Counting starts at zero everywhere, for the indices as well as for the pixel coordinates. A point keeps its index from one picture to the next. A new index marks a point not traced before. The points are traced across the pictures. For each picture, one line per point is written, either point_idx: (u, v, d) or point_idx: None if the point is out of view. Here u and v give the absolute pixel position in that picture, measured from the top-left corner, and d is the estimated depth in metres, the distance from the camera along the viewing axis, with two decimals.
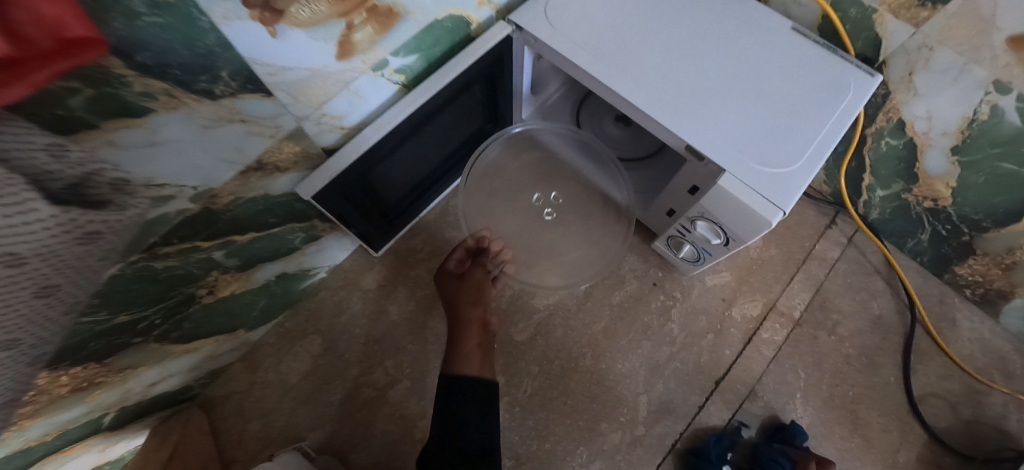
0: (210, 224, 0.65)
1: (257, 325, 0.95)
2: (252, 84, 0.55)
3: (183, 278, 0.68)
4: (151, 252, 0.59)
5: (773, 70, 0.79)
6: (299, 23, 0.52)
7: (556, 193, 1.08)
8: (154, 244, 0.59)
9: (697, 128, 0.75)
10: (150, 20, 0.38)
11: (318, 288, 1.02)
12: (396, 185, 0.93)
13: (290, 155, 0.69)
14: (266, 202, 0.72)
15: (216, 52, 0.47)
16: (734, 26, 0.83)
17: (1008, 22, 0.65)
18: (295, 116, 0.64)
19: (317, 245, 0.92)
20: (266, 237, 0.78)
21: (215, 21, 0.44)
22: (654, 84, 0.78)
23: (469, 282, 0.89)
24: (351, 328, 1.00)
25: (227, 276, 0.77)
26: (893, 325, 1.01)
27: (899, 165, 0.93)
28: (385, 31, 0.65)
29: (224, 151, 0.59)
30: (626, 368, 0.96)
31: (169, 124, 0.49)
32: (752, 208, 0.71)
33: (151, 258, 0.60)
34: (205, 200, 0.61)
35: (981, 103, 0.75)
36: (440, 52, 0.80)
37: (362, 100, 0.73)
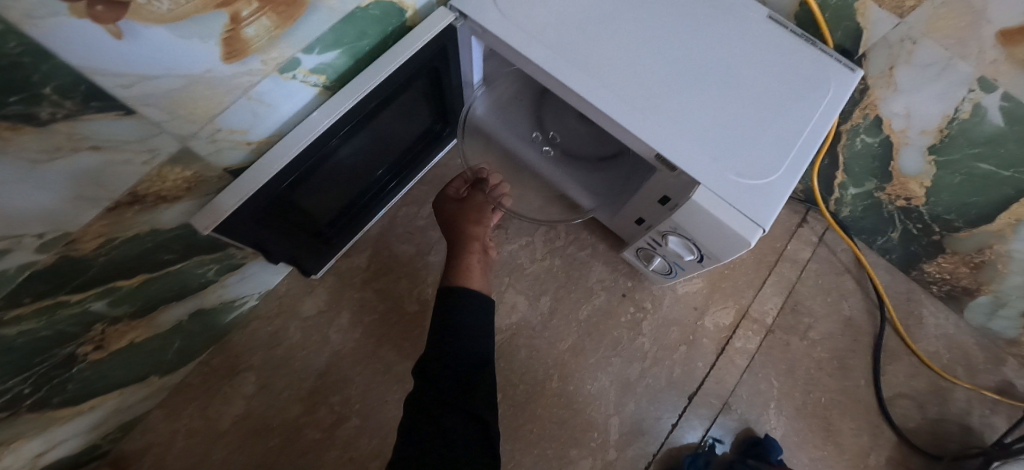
0: (77, 275, 0.51)
1: (176, 367, 0.82)
2: (99, 101, 0.39)
3: (53, 339, 0.54)
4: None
5: (748, 64, 0.71)
6: (157, 18, 0.38)
7: (557, 128, 0.91)
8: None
9: (667, 134, 0.66)
10: None
11: (248, 318, 0.90)
12: (330, 201, 0.80)
13: (177, 181, 0.55)
14: (156, 240, 0.58)
15: (24, 63, 0.32)
16: (706, 14, 0.74)
17: (1001, 14, 0.59)
18: (176, 135, 0.50)
19: (239, 274, 0.79)
20: (165, 276, 0.64)
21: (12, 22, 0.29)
22: (621, 82, 0.68)
23: (469, 208, 0.87)
24: (289, 361, 0.88)
25: (116, 328, 0.63)
26: (863, 326, 0.98)
27: (874, 163, 0.89)
28: (289, 23, 0.51)
29: (74, 185, 0.43)
30: (595, 388, 0.90)
31: None
32: (729, 226, 0.63)
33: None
34: (62, 248, 0.47)
35: (963, 101, 0.70)
36: (370, 45, 0.67)
37: (271, 108, 0.59)
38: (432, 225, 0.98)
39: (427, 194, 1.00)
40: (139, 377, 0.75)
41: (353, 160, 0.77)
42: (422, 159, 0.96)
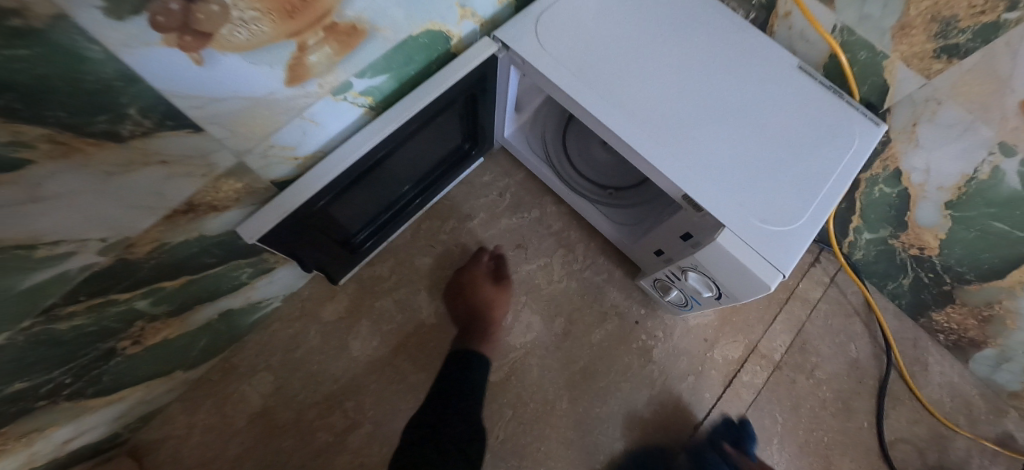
0: (128, 275, 0.54)
1: (199, 363, 0.84)
2: (173, 120, 0.44)
3: (98, 335, 0.57)
4: (50, 314, 0.49)
5: (776, 110, 0.75)
6: (234, 47, 0.43)
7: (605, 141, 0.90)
8: (53, 305, 0.49)
9: (697, 175, 0.70)
10: (10, 56, 0.30)
11: (270, 319, 0.92)
12: (363, 212, 0.83)
13: (229, 193, 0.57)
14: (201, 245, 0.60)
15: (116, 88, 0.38)
16: (736, 57, 0.79)
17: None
18: (233, 151, 0.53)
19: (269, 278, 0.82)
20: (204, 278, 0.67)
21: (111, 50, 0.35)
22: (654, 122, 0.72)
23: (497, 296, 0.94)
24: (307, 364, 0.90)
25: (154, 324, 0.65)
26: (869, 369, 1.00)
27: (890, 211, 0.91)
28: (346, 51, 0.56)
29: (140, 197, 0.48)
30: (603, 411, 0.92)
31: (58, 177, 0.39)
32: (752, 270, 0.65)
33: (49, 322, 0.50)
34: (119, 251, 0.51)
35: (983, 163, 0.72)
36: (413, 71, 0.70)
37: (319, 127, 0.61)
38: (453, 241, 1.00)
39: (450, 209, 1.03)
40: (165, 372, 0.77)
41: (395, 175, 0.81)
42: (451, 174, 0.98)
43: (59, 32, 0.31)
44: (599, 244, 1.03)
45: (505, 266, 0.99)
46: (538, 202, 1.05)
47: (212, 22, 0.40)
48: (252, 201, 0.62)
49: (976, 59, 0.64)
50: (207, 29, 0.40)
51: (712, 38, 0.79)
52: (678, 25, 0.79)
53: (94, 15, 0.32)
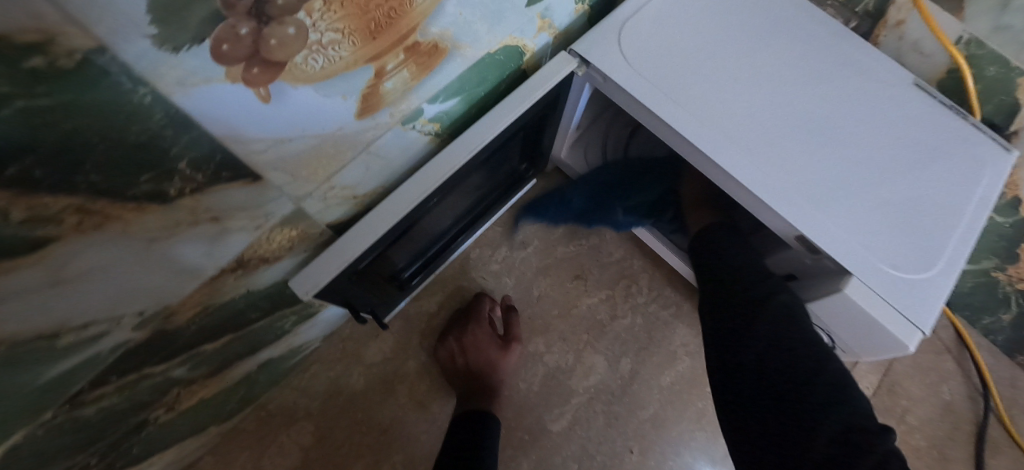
0: (167, 345, 0.46)
1: (233, 414, 0.75)
2: (230, 171, 0.35)
3: (130, 409, 0.49)
4: (74, 401, 0.41)
5: (894, 133, 0.65)
6: (310, 78, 0.34)
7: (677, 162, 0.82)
8: (80, 391, 0.40)
9: (812, 211, 0.60)
10: (27, 107, 0.21)
11: (309, 362, 0.83)
12: (415, 246, 0.73)
13: (281, 242, 0.48)
14: (247, 301, 0.51)
15: (167, 136, 0.29)
16: (842, 71, 0.69)
17: None
18: (292, 197, 0.44)
19: (312, 322, 0.72)
20: (247, 333, 0.58)
21: (161, 91, 0.26)
22: (758, 148, 0.63)
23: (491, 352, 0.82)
24: (350, 412, 0.81)
25: (190, 388, 0.57)
26: (964, 413, 0.91)
27: (997, 241, 0.81)
28: (424, 74, 0.46)
29: (186, 260, 0.39)
30: (677, 464, 0.82)
31: (91, 251, 0.30)
32: (882, 324, 0.56)
33: (74, 409, 0.41)
34: (157, 322, 0.42)
35: None
36: (485, 91, 0.61)
37: (384, 160, 0.52)
38: (506, 272, 0.91)
39: (501, 237, 0.93)
40: (197, 430, 0.68)
41: (450, 205, 0.72)
42: (504, 199, 0.88)
43: (97, 69, 0.22)
44: (665, 274, 0.93)
45: (563, 300, 0.90)
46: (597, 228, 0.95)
47: (284, 49, 0.31)
48: (305, 248, 0.53)
49: None
50: (279, 58, 0.31)
51: (814, 50, 0.70)
52: (774, 35, 0.70)
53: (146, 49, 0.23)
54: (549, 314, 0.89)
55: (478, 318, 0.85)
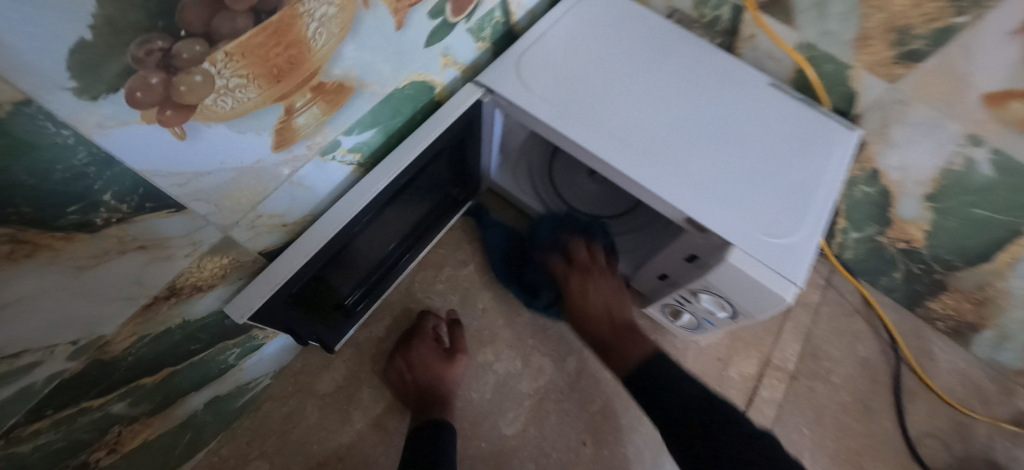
0: (105, 377, 0.48)
1: (182, 461, 0.74)
2: (154, 201, 0.40)
3: (70, 448, 0.51)
4: (9, 438, 0.42)
5: (758, 126, 0.77)
6: (221, 118, 0.40)
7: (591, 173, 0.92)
8: (16, 426, 0.42)
9: (696, 197, 0.69)
10: None
11: (261, 400, 0.84)
12: (355, 273, 0.78)
13: (214, 270, 0.53)
14: (185, 332, 0.55)
15: (91, 173, 0.34)
16: (711, 79, 0.81)
17: (985, 82, 0.65)
18: (219, 226, 0.49)
19: (257, 358, 0.74)
20: (190, 366, 0.61)
21: (83, 133, 0.31)
22: (646, 148, 0.72)
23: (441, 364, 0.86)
24: (307, 444, 0.82)
25: (132, 427, 0.58)
26: (879, 366, 1.00)
27: (875, 209, 0.94)
28: (335, 110, 0.54)
29: (118, 288, 0.43)
30: (629, 450, 0.87)
31: (21, 279, 0.34)
32: (765, 286, 0.64)
33: (9, 446, 0.43)
34: (91, 353, 0.45)
35: (954, 155, 0.76)
36: (400, 123, 0.69)
37: (308, 189, 0.58)
38: (451, 290, 0.96)
39: (444, 257, 0.99)
40: None
41: (383, 230, 0.77)
42: (442, 222, 0.95)
43: (25, 115, 0.27)
44: None
45: (508, 309, 0.96)
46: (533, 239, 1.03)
47: (197, 93, 0.36)
48: (239, 276, 0.57)
49: (935, 61, 0.67)
50: (192, 101, 0.37)
51: (686, 65, 0.82)
52: (652, 55, 0.82)
53: (65, 98, 0.28)
54: (496, 324, 0.94)
55: (421, 334, 0.89)
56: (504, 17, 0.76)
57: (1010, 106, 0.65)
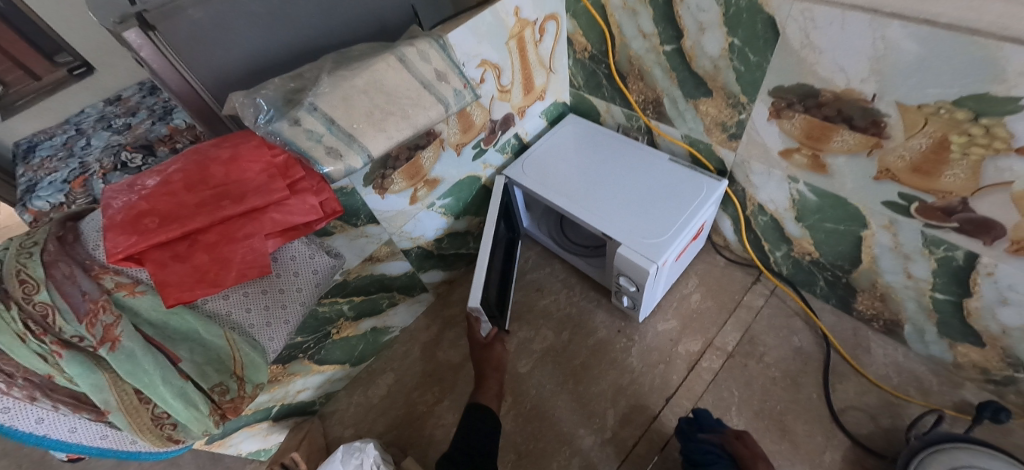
0: (344, 289, 1.25)
1: (356, 363, 1.49)
2: (372, 219, 1.19)
3: (328, 320, 1.25)
4: (320, 301, 1.18)
5: (655, 184, 1.34)
6: (394, 192, 1.19)
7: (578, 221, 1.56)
8: (321, 297, 1.18)
9: (605, 221, 1.26)
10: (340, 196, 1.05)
11: (394, 342, 1.58)
12: (495, 290, 1.38)
13: (384, 252, 1.31)
14: (370, 279, 1.33)
15: (360, 207, 1.13)
16: (634, 161, 1.42)
17: (774, 145, 1.15)
18: (389, 233, 1.28)
19: (395, 310, 1.50)
20: (368, 300, 1.37)
21: (363, 195, 1.11)
22: (583, 199, 1.33)
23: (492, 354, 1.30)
24: (413, 367, 1.52)
25: (344, 323, 1.33)
26: (812, 353, 1.31)
27: (776, 232, 1.34)
28: (433, 189, 1.32)
29: (357, 251, 1.22)
30: (597, 388, 1.35)
31: (337, 239, 1.13)
32: (638, 264, 1.17)
33: (320, 304, 1.18)
34: (344, 275, 1.22)
35: (791, 190, 1.20)
36: (464, 194, 1.46)
37: (421, 222, 1.36)
38: None
39: None
40: (341, 361, 1.41)
41: (499, 262, 1.39)
42: (514, 256, 1.57)
43: (354, 191, 1.08)
44: (591, 284, 1.58)
45: (530, 302, 1.58)
46: (550, 262, 1.66)
47: (389, 184, 1.16)
48: (391, 258, 1.35)
49: (746, 139, 1.21)
50: (387, 186, 1.16)
51: (620, 155, 1.44)
52: (600, 151, 1.47)
53: (361, 185, 1.08)
54: (522, 310, 1.56)
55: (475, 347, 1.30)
56: (516, 141, 1.51)
57: (794, 157, 1.13)
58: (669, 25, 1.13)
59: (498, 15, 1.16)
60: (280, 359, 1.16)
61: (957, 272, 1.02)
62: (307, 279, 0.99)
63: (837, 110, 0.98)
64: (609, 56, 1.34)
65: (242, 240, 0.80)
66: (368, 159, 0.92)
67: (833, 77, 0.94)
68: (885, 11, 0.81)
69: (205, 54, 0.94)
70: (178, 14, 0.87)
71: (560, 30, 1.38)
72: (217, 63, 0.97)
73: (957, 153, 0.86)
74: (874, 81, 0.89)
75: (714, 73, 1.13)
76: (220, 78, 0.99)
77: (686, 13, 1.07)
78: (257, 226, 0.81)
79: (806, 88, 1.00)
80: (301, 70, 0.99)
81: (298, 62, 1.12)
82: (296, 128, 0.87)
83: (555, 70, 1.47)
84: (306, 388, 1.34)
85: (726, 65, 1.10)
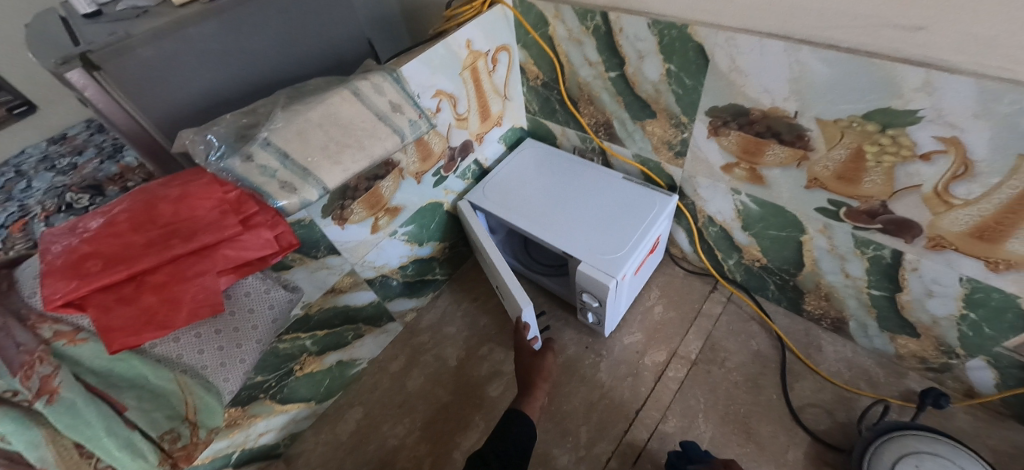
0: (306, 323, 1.23)
1: (323, 399, 1.44)
2: (333, 250, 1.19)
3: (290, 356, 1.22)
4: (280, 336, 1.15)
5: (611, 202, 1.39)
6: (355, 221, 1.19)
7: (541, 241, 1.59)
8: (281, 332, 1.15)
9: (565, 240, 1.30)
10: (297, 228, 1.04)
11: (361, 375, 1.54)
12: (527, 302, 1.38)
13: (347, 283, 1.30)
14: (334, 311, 1.30)
15: (319, 238, 1.13)
16: (590, 181, 1.47)
17: (716, 160, 1.23)
18: (351, 263, 1.27)
19: (361, 342, 1.47)
20: (332, 333, 1.34)
21: (321, 226, 1.11)
22: (544, 220, 1.37)
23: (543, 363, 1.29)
24: (383, 399, 1.48)
25: (308, 358, 1.29)
26: (769, 355, 1.37)
27: (726, 241, 1.41)
28: (394, 217, 1.33)
29: (318, 283, 1.20)
30: (569, 406, 1.36)
31: (296, 272, 1.12)
32: (599, 280, 1.20)
33: (279, 340, 1.16)
34: (305, 309, 1.20)
35: (734, 201, 1.28)
36: (428, 220, 1.47)
37: (384, 250, 1.36)
38: (466, 315, 1.63)
39: (464, 297, 1.68)
40: (306, 399, 1.37)
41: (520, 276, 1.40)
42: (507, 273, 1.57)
43: (312, 222, 1.08)
44: (558, 302, 1.61)
45: (499, 324, 1.59)
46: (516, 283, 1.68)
47: (348, 214, 1.16)
48: (355, 289, 1.34)
49: (691, 156, 1.28)
50: (347, 216, 1.16)
51: (577, 175, 1.50)
52: (558, 173, 1.52)
53: (319, 217, 1.09)
54: (491, 333, 1.57)
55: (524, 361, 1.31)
56: (477, 166, 1.55)
57: (735, 171, 1.21)
58: (611, 53, 1.21)
59: (451, 48, 1.21)
60: (237, 401, 1.11)
61: (887, 269, 1.11)
62: (261, 317, 0.94)
63: (766, 127, 1.06)
64: (560, 83, 1.41)
65: (193, 278, 0.77)
66: (324, 191, 0.93)
67: (760, 97, 1.03)
68: (796, 39, 0.90)
69: (156, 92, 0.93)
70: (127, 53, 0.87)
71: (512, 60, 1.45)
72: (167, 101, 0.96)
73: (872, 161, 0.95)
74: (795, 100, 0.98)
75: (656, 96, 1.21)
76: (171, 116, 0.98)
77: (626, 43, 1.15)
78: (209, 264, 0.79)
79: (738, 107, 1.08)
80: (254, 106, 0.99)
81: (253, 98, 1.12)
82: (248, 165, 0.87)
83: (510, 98, 1.52)
84: (268, 431, 1.28)
85: (666, 89, 1.17)
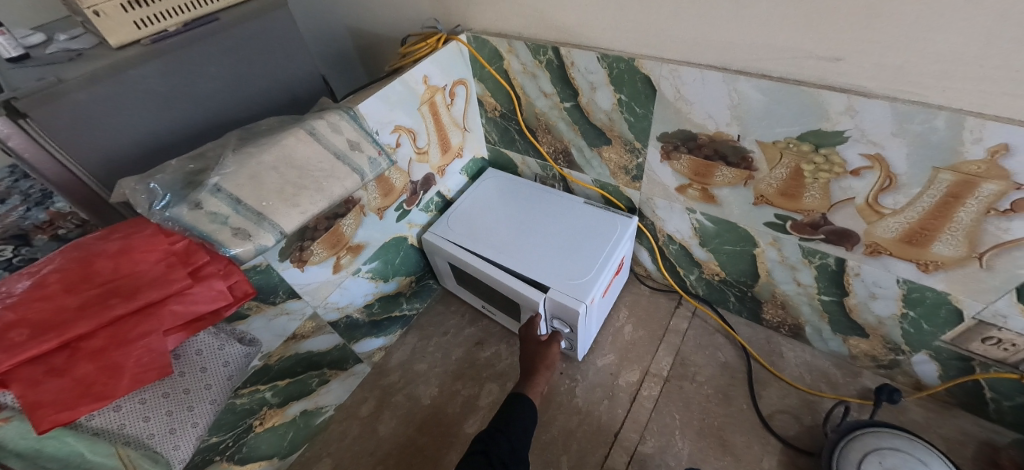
0: (266, 374, 1.15)
1: (286, 455, 1.35)
2: (293, 294, 1.13)
3: (249, 411, 1.13)
4: (236, 391, 1.08)
5: (574, 227, 1.42)
6: (315, 263, 1.15)
7: None
8: (237, 387, 1.08)
9: (532, 267, 1.31)
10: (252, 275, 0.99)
11: (328, 423, 1.46)
12: None
13: (309, 327, 1.24)
14: (296, 357, 1.23)
15: (277, 283, 1.07)
16: (553, 207, 1.50)
17: (670, 182, 1.29)
18: (312, 306, 1.22)
19: (326, 387, 1.40)
20: (295, 382, 1.27)
21: (279, 270, 1.06)
22: (509, 248, 1.37)
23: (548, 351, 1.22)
24: (352, 448, 1.40)
25: (269, 411, 1.21)
26: (736, 366, 1.42)
27: (686, 258, 1.46)
28: (357, 255, 1.29)
29: (277, 330, 1.14)
30: (547, 436, 1.34)
31: (253, 321, 1.06)
32: (568, 305, 1.21)
33: (236, 396, 1.08)
34: (265, 358, 1.13)
35: (691, 220, 1.34)
36: (392, 255, 1.44)
37: (348, 290, 1.32)
38: (437, 350, 1.59)
39: (434, 331, 1.64)
40: (268, 456, 1.27)
41: None
42: None
43: (268, 267, 1.03)
44: None
45: (471, 356, 1.56)
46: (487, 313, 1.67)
47: (309, 256, 1.12)
48: (318, 332, 1.28)
49: (646, 180, 1.34)
50: (307, 258, 1.12)
51: (539, 202, 1.52)
52: (520, 200, 1.54)
53: (276, 261, 1.04)
54: (464, 366, 1.53)
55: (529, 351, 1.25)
56: (440, 198, 1.55)
57: (688, 191, 1.28)
58: (565, 85, 1.25)
59: (408, 84, 1.22)
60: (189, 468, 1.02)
61: (834, 276, 1.18)
62: (217, 373, 0.90)
63: (713, 149, 1.13)
64: (518, 114, 1.44)
65: (135, 341, 0.71)
66: (281, 236, 0.89)
67: (705, 123, 1.09)
68: (733, 69, 0.97)
69: (92, 140, 0.88)
70: (61, 98, 0.82)
71: (470, 93, 1.47)
72: (107, 148, 0.91)
73: (810, 178, 1.03)
74: (737, 125, 1.05)
75: (610, 124, 1.27)
76: (110, 164, 0.92)
77: (578, 74, 1.20)
78: (154, 323, 0.74)
79: (686, 132, 1.14)
80: (202, 150, 0.95)
81: (201, 140, 1.07)
82: (197, 213, 0.83)
83: (470, 129, 1.55)
84: None
85: (619, 117, 1.23)
